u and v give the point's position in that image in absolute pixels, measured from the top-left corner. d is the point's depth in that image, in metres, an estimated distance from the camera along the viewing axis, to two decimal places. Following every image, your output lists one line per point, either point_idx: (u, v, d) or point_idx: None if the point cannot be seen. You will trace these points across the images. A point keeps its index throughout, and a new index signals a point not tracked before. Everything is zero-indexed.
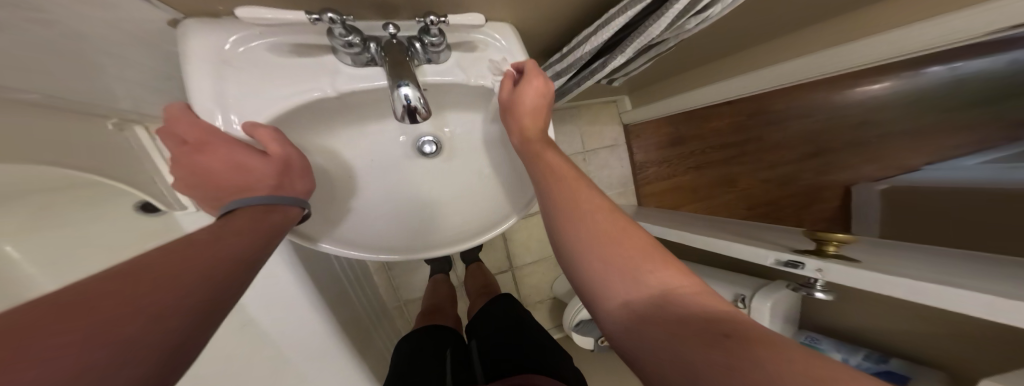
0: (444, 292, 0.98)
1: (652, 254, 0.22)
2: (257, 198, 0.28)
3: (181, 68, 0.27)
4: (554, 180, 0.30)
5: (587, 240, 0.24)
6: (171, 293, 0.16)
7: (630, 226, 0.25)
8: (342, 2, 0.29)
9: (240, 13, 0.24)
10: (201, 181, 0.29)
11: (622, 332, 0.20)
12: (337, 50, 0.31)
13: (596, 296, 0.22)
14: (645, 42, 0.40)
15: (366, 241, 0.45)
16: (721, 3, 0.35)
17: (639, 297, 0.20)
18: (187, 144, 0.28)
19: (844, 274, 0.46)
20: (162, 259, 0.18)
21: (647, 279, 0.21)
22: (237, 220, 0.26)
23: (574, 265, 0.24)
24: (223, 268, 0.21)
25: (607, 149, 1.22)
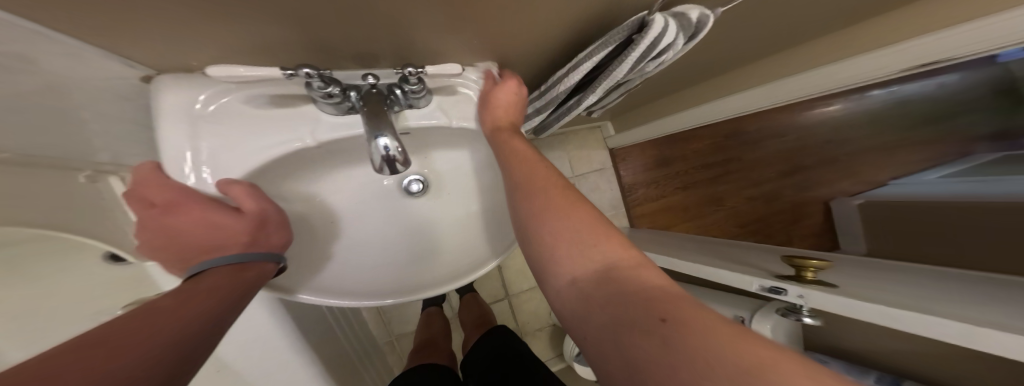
0: (438, 327, 0.93)
1: (600, 233, 0.23)
2: (229, 256, 0.28)
3: (155, 124, 0.27)
4: (524, 165, 0.32)
5: (541, 217, 0.26)
6: (130, 369, 0.15)
7: (582, 205, 0.26)
8: (323, 56, 0.30)
9: (213, 71, 0.26)
10: (167, 244, 0.27)
11: (571, 309, 0.21)
12: (317, 101, 0.32)
13: (550, 278, 0.24)
14: (612, 83, 0.42)
15: (349, 287, 0.42)
16: (674, 49, 0.39)
17: (587, 273, 0.21)
18: (154, 206, 0.27)
19: (826, 301, 0.46)
20: (125, 330, 0.16)
21: (593, 256, 0.22)
22: (206, 283, 0.25)
23: (533, 249, 0.26)
24: (185, 339, 0.19)
25: (595, 172, 1.25)
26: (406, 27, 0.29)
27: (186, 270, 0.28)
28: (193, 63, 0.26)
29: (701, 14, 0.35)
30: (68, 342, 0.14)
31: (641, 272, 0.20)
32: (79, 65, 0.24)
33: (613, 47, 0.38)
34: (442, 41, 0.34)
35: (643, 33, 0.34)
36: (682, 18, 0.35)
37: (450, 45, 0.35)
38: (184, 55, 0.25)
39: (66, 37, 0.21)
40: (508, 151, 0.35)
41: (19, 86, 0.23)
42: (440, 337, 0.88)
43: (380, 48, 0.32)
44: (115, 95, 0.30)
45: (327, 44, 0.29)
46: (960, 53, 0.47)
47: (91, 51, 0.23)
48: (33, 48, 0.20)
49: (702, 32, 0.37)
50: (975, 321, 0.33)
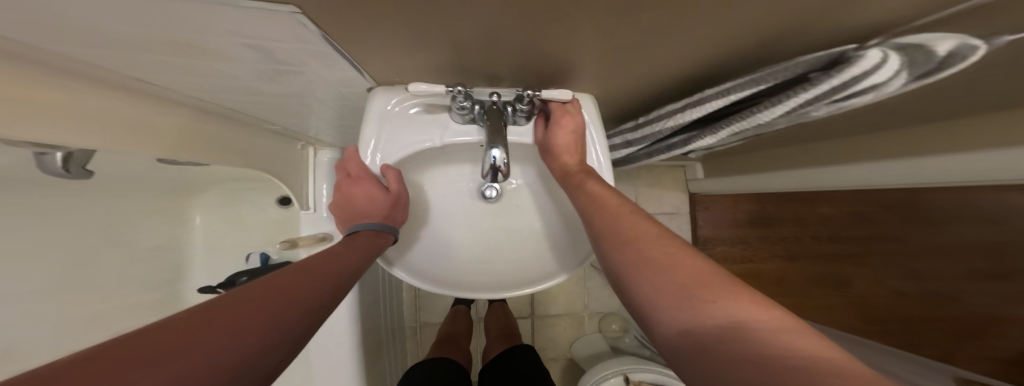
0: (462, 324, 0.99)
1: (713, 284, 0.21)
2: (370, 223, 0.39)
3: (361, 121, 0.39)
4: (606, 211, 0.34)
5: (635, 265, 0.27)
6: (292, 300, 0.24)
7: (689, 255, 0.25)
8: (469, 78, 0.39)
9: (411, 89, 0.36)
10: (346, 203, 0.41)
11: (687, 359, 0.19)
12: (452, 110, 0.40)
13: (653, 322, 0.23)
14: (745, 126, 0.39)
15: (424, 271, 0.51)
16: (880, 93, 0.28)
17: (709, 325, 0.19)
18: (349, 176, 0.41)
19: None
20: (280, 281, 0.25)
21: (712, 309, 0.20)
22: (347, 247, 0.35)
23: (632, 294, 0.26)
24: (324, 289, 0.28)
25: (666, 215, 1.15)
26: (540, 60, 0.36)
27: (347, 227, 0.42)
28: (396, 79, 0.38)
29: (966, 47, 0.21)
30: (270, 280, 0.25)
31: (763, 318, 0.18)
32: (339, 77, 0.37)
33: (767, 85, 0.33)
34: (565, 73, 0.39)
35: (827, 73, 0.27)
36: (916, 54, 0.23)
37: (567, 77, 0.41)
38: (393, 74, 0.37)
39: (358, 69, 0.34)
40: (588, 196, 0.38)
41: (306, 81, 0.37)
42: (461, 336, 0.94)
43: (510, 73, 0.39)
44: (333, 91, 0.44)
45: (475, 68, 0.37)
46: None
47: (357, 78, 0.37)
48: (335, 69, 0.34)
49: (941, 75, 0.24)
50: None
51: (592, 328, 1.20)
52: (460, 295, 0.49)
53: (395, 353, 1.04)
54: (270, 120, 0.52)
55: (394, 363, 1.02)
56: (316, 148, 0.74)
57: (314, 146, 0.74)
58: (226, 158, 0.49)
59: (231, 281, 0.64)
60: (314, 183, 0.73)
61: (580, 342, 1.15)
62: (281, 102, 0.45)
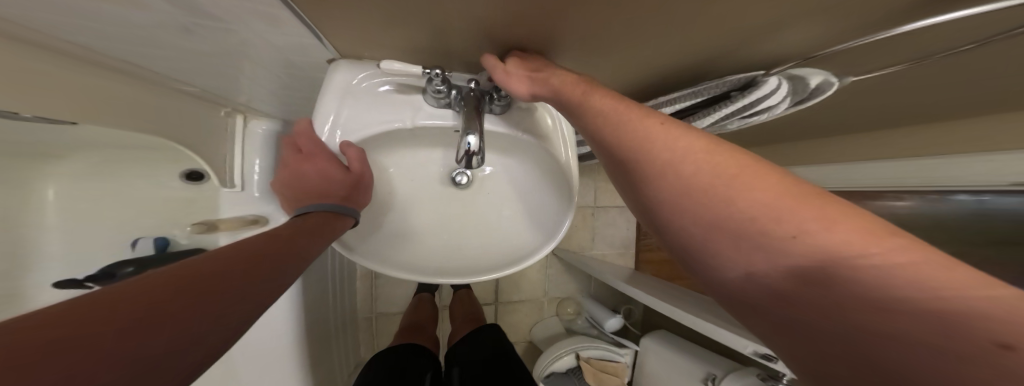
0: (427, 312, 0.97)
1: (792, 203, 0.19)
2: (326, 205, 0.35)
3: (319, 92, 0.36)
4: (624, 124, 0.27)
5: (680, 199, 0.23)
6: (240, 283, 0.22)
7: (751, 168, 0.22)
8: (447, 60, 0.38)
9: (382, 65, 0.33)
10: (295, 183, 0.36)
11: (754, 305, 0.18)
12: (426, 93, 0.38)
13: (701, 264, 0.22)
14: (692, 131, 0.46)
15: (388, 257, 0.48)
16: (772, 111, 0.42)
17: (775, 269, 0.18)
18: (300, 152, 0.36)
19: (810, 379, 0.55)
20: (242, 261, 0.24)
21: (791, 246, 0.17)
22: (304, 225, 0.33)
23: (668, 229, 0.24)
24: (277, 268, 0.26)
25: (618, 208, 1.27)
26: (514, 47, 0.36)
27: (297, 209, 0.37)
28: (361, 51, 0.34)
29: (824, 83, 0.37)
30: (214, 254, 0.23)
31: (889, 252, 0.15)
32: (288, 41, 0.32)
33: (702, 98, 0.43)
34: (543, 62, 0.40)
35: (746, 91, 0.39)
36: (798, 84, 0.38)
37: None
38: (359, 46, 0.33)
39: (311, 31, 0.30)
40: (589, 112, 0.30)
41: (242, 39, 0.31)
42: (427, 323, 0.92)
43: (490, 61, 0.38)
44: (277, 56, 0.38)
45: (454, 52, 0.36)
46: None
47: (311, 41, 0.32)
48: (278, 29, 0.29)
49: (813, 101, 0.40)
50: None
51: (549, 311, 1.28)
52: (422, 282, 0.47)
53: (346, 348, 0.97)
54: (176, 78, 0.43)
55: (344, 359, 0.95)
56: (246, 116, 0.63)
57: (243, 114, 0.63)
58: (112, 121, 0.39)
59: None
60: (243, 159, 0.62)
61: (540, 326, 1.24)
62: (199, 58, 0.37)
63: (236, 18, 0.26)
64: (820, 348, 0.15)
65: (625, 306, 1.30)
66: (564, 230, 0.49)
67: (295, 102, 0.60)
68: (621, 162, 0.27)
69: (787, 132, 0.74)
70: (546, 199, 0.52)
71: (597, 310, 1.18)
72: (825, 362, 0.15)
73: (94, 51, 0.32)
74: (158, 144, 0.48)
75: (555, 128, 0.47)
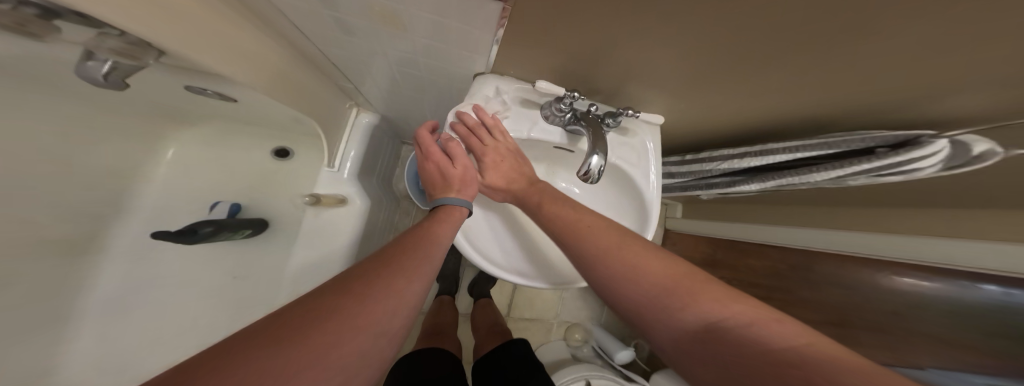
0: (448, 316, 0.97)
1: (688, 289, 0.28)
2: (453, 198, 0.41)
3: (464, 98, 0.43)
4: (589, 230, 0.38)
5: (621, 280, 0.32)
6: (400, 258, 0.30)
7: (658, 259, 0.33)
8: (569, 84, 0.42)
9: (540, 84, 0.39)
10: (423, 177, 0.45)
11: (683, 353, 0.25)
12: (551, 113, 0.45)
13: (647, 316, 0.29)
14: (780, 183, 0.47)
15: (481, 246, 0.52)
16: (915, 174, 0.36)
17: (686, 326, 0.26)
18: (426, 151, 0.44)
19: None
20: (394, 252, 0.31)
21: (687, 314, 0.26)
22: (443, 214, 0.41)
23: (620, 293, 0.33)
24: (422, 243, 0.34)
25: None
26: (632, 80, 0.40)
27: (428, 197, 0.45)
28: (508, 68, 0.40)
29: (988, 151, 0.32)
30: (390, 245, 0.33)
31: (782, 327, 0.22)
32: (449, 48, 0.38)
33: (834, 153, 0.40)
34: (633, 97, 0.44)
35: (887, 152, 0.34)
36: (958, 149, 0.32)
37: (649, 103, 0.45)
38: (508, 63, 0.39)
39: (483, 46, 0.36)
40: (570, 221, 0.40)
41: (413, 39, 0.38)
42: (447, 328, 0.91)
43: (607, 89, 0.43)
44: (403, 59, 0.45)
45: (581, 78, 0.40)
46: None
47: (475, 54, 0.38)
48: (458, 39, 0.35)
49: (972, 167, 0.34)
50: None
51: (556, 335, 1.25)
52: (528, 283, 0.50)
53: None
54: (306, 61, 0.50)
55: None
56: (360, 110, 0.73)
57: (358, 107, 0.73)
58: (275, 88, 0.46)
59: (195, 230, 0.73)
60: (346, 146, 0.69)
61: (545, 349, 1.18)
62: (344, 49, 0.44)
63: (436, 23, 0.32)
64: (707, 368, 0.22)
65: (634, 341, 1.26)
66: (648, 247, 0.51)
67: (381, 102, 0.68)
68: (585, 244, 0.37)
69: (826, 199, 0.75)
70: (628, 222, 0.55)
71: (606, 340, 1.13)
72: (710, 373, 0.22)
73: (272, 27, 0.40)
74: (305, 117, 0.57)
75: (644, 151, 0.50)
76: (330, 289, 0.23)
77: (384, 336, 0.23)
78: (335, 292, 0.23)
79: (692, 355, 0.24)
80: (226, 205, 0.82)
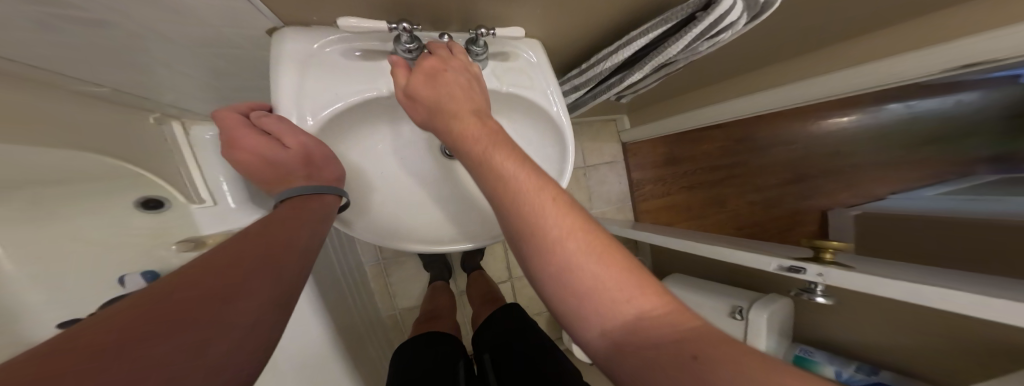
0: (446, 300, 0.88)
1: (621, 275, 0.20)
2: (300, 187, 0.30)
3: (271, 64, 0.30)
4: (497, 170, 0.26)
5: (529, 237, 0.23)
6: (269, 275, 0.21)
7: (580, 224, 0.23)
8: (405, 14, 0.32)
9: (339, 23, 0.28)
10: (249, 177, 0.31)
11: (604, 360, 0.19)
12: (396, 55, 0.34)
13: (560, 298, 0.22)
14: (660, 62, 0.43)
15: (394, 228, 0.44)
16: (734, 28, 0.39)
17: (611, 323, 0.19)
18: (233, 143, 0.29)
19: (844, 278, 0.47)
20: (246, 249, 0.21)
21: (620, 304, 0.19)
22: (289, 210, 0.27)
23: (526, 246, 0.23)
24: (303, 254, 0.25)
25: (606, 165, 1.28)
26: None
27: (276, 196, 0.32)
28: (310, 17, 0.30)
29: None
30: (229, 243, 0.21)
31: (663, 310, 0.19)
32: (192, 11, 0.26)
33: (672, 24, 0.38)
34: (499, 9, 0.35)
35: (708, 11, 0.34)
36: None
37: (517, 13, 0.37)
38: (303, 12, 0.29)
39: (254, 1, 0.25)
40: (483, 159, 0.27)
41: (124, 9, 0.25)
42: (445, 312, 0.81)
43: (455, 9, 0.34)
44: (192, 36, 0.32)
45: (412, 3, 0.31)
46: (993, 56, 0.45)
47: (254, 15, 0.27)
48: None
49: (768, 12, 0.36)
50: (999, 296, 0.35)
51: None
52: (450, 249, 0.44)
53: (380, 344, 0.98)
54: (71, 74, 0.34)
55: (380, 352, 0.97)
56: (188, 125, 0.57)
57: (182, 120, 0.55)
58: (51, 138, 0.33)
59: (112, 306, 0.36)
60: (202, 171, 0.55)
61: None
62: (98, 44, 0.30)
63: None
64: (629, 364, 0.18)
65: (635, 258, 1.29)
66: (572, 166, 0.47)
67: (227, 92, 0.51)
68: (497, 206, 0.26)
69: (752, 61, 0.73)
70: (550, 149, 0.49)
71: None
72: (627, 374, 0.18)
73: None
74: (135, 168, 0.44)
75: (532, 70, 0.43)
76: (148, 294, 0.15)
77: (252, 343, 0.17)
78: (167, 294, 0.15)
79: (623, 350, 0.18)
80: (137, 276, 0.40)
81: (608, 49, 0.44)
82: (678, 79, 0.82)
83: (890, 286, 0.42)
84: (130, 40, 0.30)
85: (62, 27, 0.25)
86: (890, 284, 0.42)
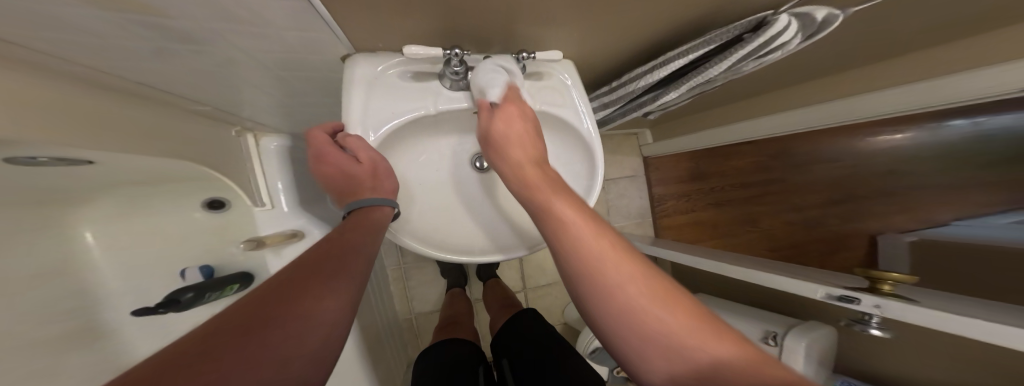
0: (462, 307, 0.88)
1: (697, 324, 0.20)
2: (367, 199, 0.32)
3: (342, 92, 0.33)
4: (558, 226, 0.28)
5: (588, 287, 0.24)
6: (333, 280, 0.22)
7: (637, 264, 0.24)
8: (458, 39, 0.36)
9: (405, 50, 0.31)
10: (324, 185, 0.34)
11: None
12: (443, 76, 0.37)
13: (620, 342, 0.22)
14: (699, 82, 0.44)
15: (432, 238, 0.45)
16: (785, 48, 0.39)
17: (688, 374, 0.18)
18: (320, 158, 0.33)
19: (906, 314, 0.43)
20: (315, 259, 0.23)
21: (694, 355, 0.19)
22: (353, 220, 0.30)
23: (588, 303, 0.25)
24: (362, 260, 0.26)
25: (627, 179, 1.27)
26: (521, 20, 0.34)
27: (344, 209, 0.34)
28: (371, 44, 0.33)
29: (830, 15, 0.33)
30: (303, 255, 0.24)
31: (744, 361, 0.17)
32: (280, 44, 0.31)
33: (715, 46, 0.39)
34: (542, 34, 0.38)
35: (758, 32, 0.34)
36: (804, 20, 0.34)
37: (557, 37, 0.39)
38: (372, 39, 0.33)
39: (337, 30, 0.28)
40: (542, 209, 0.30)
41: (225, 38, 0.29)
42: (465, 318, 0.82)
43: (503, 34, 0.36)
44: (279, 61, 0.36)
45: (467, 30, 0.34)
46: None
47: (332, 41, 0.31)
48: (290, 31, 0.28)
49: (823, 32, 0.36)
50: None
51: None
52: (472, 260, 0.44)
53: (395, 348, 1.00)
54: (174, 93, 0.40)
55: (395, 355, 0.99)
56: (258, 135, 0.64)
57: (253, 133, 0.63)
58: (158, 148, 0.39)
59: (172, 299, 0.48)
60: (263, 177, 0.64)
61: (571, 307, 1.17)
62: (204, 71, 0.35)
63: (242, 21, 0.25)
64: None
65: None
66: (601, 181, 0.48)
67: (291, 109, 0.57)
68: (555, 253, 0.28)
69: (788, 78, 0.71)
70: (576, 165, 0.50)
71: None
72: None
73: (107, 70, 0.29)
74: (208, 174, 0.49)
75: (560, 90, 0.45)
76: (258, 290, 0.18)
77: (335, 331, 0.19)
78: (248, 302, 0.16)
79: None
80: (196, 270, 0.55)
81: (646, 67, 0.44)
82: (709, 95, 0.81)
83: (956, 323, 0.38)
84: (225, 68, 0.36)
85: (174, 56, 0.30)
86: (955, 317, 0.38)
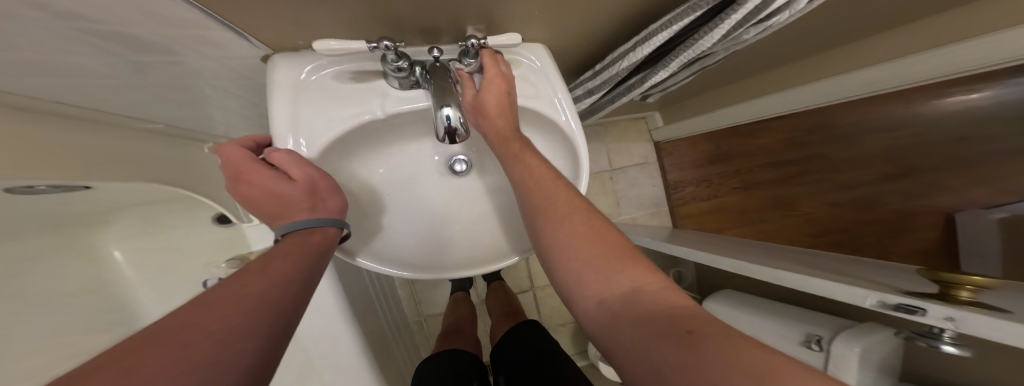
0: (466, 312, 0.87)
1: (624, 257, 0.23)
2: (303, 220, 0.29)
3: (266, 94, 0.32)
4: (529, 178, 0.31)
5: (545, 226, 0.27)
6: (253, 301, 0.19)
7: (588, 215, 0.26)
8: (394, 29, 0.32)
9: (317, 46, 0.27)
10: (253, 210, 0.31)
11: (599, 328, 0.21)
12: (387, 75, 0.34)
13: (564, 283, 0.25)
14: (692, 56, 0.37)
15: (400, 256, 0.43)
16: (793, 8, 0.29)
17: (612, 295, 0.21)
18: (237, 176, 0.30)
19: (987, 328, 0.34)
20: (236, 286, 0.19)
21: (619, 279, 0.21)
22: (287, 245, 0.26)
23: (544, 247, 0.27)
24: (295, 284, 0.23)
25: (636, 167, 1.18)
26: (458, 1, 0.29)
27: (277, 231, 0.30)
28: (295, 41, 0.31)
29: None
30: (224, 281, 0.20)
31: (655, 286, 0.20)
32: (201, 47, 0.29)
33: (703, 11, 0.31)
34: (493, 15, 0.33)
35: None
36: None
37: (513, 17, 0.34)
38: (291, 35, 0.30)
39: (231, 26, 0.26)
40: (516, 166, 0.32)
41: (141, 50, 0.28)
42: (467, 326, 0.80)
43: (446, 19, 0.32)
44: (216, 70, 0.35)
45: (399, 19, 0.30)
46: None
47: (237, 39, 0.28)
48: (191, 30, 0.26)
49: None
50: None
51: None
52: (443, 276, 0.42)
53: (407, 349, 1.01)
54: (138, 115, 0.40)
55: (407, 356, 1.00)
56: None
57: None
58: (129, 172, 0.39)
59: None
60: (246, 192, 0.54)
61: None
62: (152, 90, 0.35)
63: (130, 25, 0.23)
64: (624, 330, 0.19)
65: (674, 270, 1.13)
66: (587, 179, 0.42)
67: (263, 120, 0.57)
68: (523, 206, 0.31)
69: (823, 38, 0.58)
70: (559, 163, 0.45)
71: None
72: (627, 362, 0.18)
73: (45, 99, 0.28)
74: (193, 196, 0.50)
75: (533, 79, 0.40)
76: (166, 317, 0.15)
77: (255, 377, 0.16)
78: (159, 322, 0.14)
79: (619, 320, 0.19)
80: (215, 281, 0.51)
81: (626, 45, 0.38)
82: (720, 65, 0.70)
83: None
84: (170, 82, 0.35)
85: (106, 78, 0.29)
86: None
